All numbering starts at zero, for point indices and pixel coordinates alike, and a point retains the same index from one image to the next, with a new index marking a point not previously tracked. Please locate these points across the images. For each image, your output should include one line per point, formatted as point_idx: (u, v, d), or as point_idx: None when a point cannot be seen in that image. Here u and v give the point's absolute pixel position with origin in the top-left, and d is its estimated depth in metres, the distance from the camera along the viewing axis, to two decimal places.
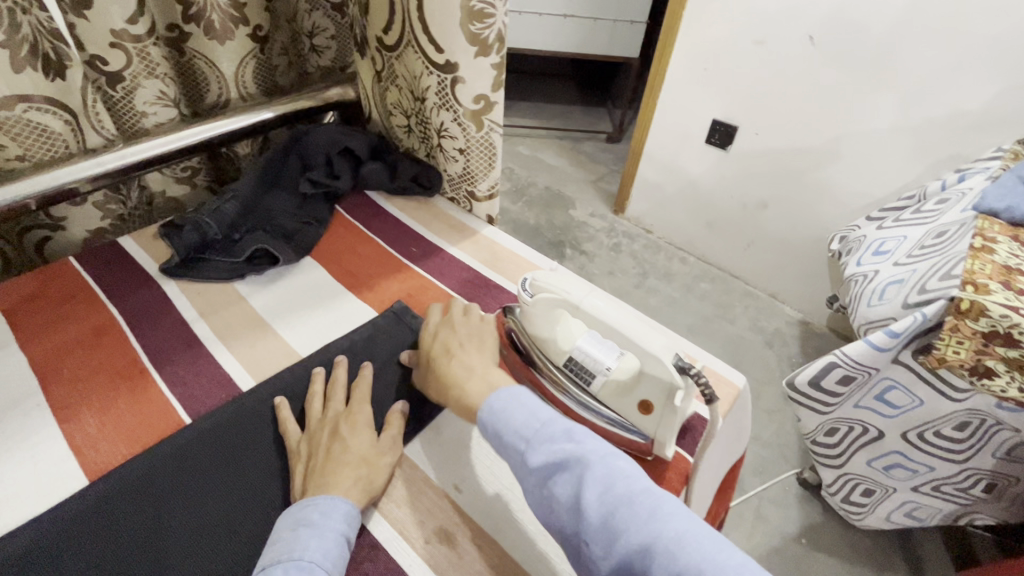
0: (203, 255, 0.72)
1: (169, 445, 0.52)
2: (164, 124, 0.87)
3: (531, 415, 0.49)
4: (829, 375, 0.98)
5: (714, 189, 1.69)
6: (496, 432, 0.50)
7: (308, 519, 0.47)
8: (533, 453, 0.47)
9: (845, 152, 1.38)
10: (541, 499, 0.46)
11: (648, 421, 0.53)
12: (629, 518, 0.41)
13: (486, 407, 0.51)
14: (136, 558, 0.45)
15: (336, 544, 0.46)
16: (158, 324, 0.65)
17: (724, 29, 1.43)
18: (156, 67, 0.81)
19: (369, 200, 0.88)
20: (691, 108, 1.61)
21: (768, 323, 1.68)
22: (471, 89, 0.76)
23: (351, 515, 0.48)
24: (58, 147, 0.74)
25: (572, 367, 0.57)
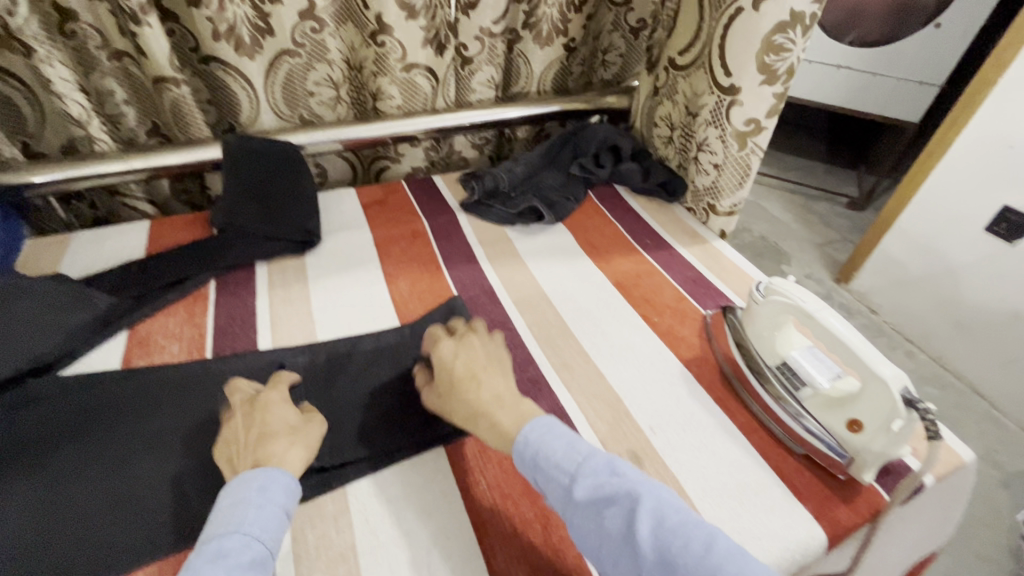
0: (489, 201, 0.93)
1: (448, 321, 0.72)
2: (483, 101, 1.09)
3: (570, 446, 0.49)
4: None
5: (979, 284, 1.45)
6: (534, 463, 0.49)
7: (250, 498, 0.46)
8: (582, 487, 0.46)
9: None
10: (589, 530, 0.45)
11: (854, 439, 0.55)
12: (683, 552, 0.41)
13: (520, 436, 0.51)
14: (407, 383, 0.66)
15: (276, 517, 0.47)
16: (452, 241, 0.88)
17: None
18: (495, 57, 1.03)
19: (617, 192, 1.02)
20: (976, 187, 1.40)
21: (1011, 460, 1.37)
22: (746, 111, 0.83)
23: (288, 489, 0.49)
24: (420, 100, 1.01)
25: (783, 370, 0.62)
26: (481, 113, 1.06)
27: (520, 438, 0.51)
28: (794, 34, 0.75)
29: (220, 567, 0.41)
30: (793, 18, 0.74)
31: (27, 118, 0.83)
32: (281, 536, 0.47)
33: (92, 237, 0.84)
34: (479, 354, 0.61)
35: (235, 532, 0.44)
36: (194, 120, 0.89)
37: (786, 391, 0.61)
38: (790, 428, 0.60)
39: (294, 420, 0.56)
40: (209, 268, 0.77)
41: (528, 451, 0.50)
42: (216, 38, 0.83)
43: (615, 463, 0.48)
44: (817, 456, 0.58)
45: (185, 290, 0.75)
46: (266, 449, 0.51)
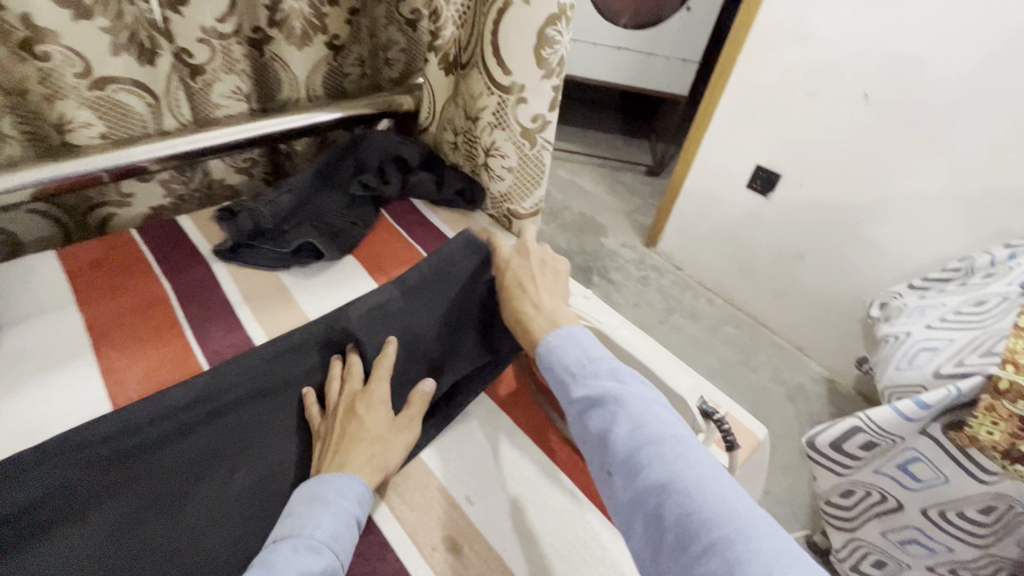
0: (253, 242, 0.76)
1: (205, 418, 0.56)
2: (233, 117, 0.90)
3: (582, 352, 0.51)
4: (851, 439, 0.99)
5: (750, 233, 1.68)
6: (549, 363, 0.52)
7: (324, 499, 0.51)
8: (584, 385, 0.49)
9: (890, 214, 1.37)
10: (581, 426, 0.48)
11: None
12: (655, 458, 0.42)
13: (544, 340, 0.54)
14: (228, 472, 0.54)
15: (344, 525, 0.50)
16: (209, 302, 0.69)
17: (780, 78, 1.43)
18: (235, 63, 0.84)
19: (413, 207, 0.91)
20: (736, 151, 1.61)
21: (791, 376, 1.65)
22: (531, 108, 0.79)
23: (363, 498, 0.53)
24: (133, 125, 0.79)
25: None
26: (231, 131, 0.86)
27: (547, 338, 0.54)
28: (562, 26, 0.74)
29: (293, 568, 0.45)
30: (560, 10, 0.72)
31: None
32: (348, 544, 0.50)
33: None
34: (535, 278, 0.65)
35: (308, 528, 0.49)
36: None
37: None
38: None
39: (382, 425, 0.59)
40: None
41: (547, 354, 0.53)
42: None
43: (621, 373, 0.49)
44: None
45: None
46: (352, 453, 0.56)
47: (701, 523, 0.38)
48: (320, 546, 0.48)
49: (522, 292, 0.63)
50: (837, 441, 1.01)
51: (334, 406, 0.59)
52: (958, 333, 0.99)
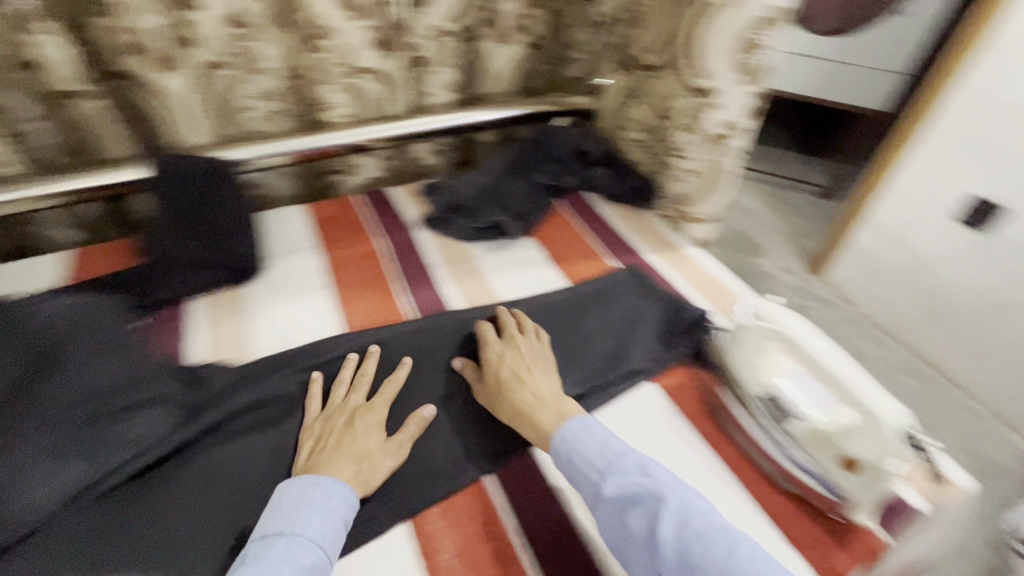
0: (450, 215, 0.86)
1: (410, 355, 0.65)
2: (442, 105, 1.02)
3: (604, 446, 0.53)
4: None
5: (950, 273, 1.44)
6: (568, 460, 0.53)
7: (313, 499, 0.51)
8: (612, 480, 0.51)
9: None
10: (614, 526, 0.49)
11: (850, 479, 0.51)
12: (703, 554, 0.44)
13: (557, 434, 0.56)
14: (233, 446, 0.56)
15: (338, 523, 0.50)
16: (411, 262, 0.80)
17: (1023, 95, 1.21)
18: (452, 58, 0.96)
19: (588, 199, 0.95)
20: (945, 176, 1.39)
21: (984, 448, 1.38)
22: (724, 114, 0.78)
23: (349, 500, 0.52)
24: (372, 108, 0.93)
25: (769, 401, 0.58)
26: (440, 119, 0.98)
27: (562, 431, 0.55)
28: (772, 31, 0.71)
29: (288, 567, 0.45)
30: (772, 15, 0.70)
31: None
32: (337, 543, 0.50)
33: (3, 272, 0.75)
34: (525, 359, 0.64)
35: (296, 529, 0.48)
36: (111, 137, 0.80)
37: (773, 421, 0.57)
38: (777, 465, 0.56)
39: (372, 444, 0.57)
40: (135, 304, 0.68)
41: (566, 447, 0.54)
42: (127, 52, 0.73)
43: (642, 463, 0.52)
44: (808, 496, 0.54)
45: None
46: (335, 457, 0.55)
47: None
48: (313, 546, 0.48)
49: (524, 373, 0.62)
50: None
51: (333, 412, 0.60)
52: None
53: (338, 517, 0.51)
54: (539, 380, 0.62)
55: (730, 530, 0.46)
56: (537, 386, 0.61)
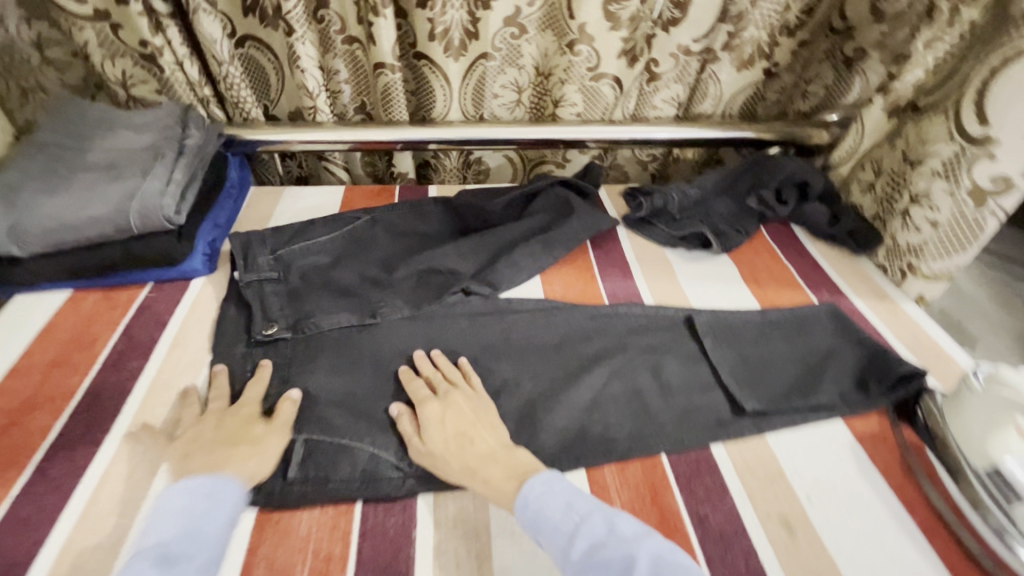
0: (652, 220, 0.90)
1: (602, 331, 0.72)
2: (660, 117, 1.08)
3: (568, 507, 0.49)
4: None
5: None
6: (533, 519, 0.49)
7: (190, 502, 0.49)
8: (576, 562, 0.46)
9: None
10: None
11: None
12: None
13: (522, 490, 0.51)
14: (378, 364, 0.67)
15: (203, 504, 0.50)
16: (609, 252, 0.86)
17: None
18: (684, 76, 1.01)
19: (792, 232, 0.94)
20: None
21: None
22: (995, 167, 0.70)
23: (230, 503, 0.51)
24: (599, 110, 1.03)
25: (993, 478, 0.53)
26: (657, 131, 1.04)
27: (518, 501, 0.51)
28: None
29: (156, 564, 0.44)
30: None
31: (271, 84, 0.97)
32: (218, 529, 0.49)
33: (297, 194, 0.97)
34: (468, 415, 0.59)
35: (179, 533, 0.47)
36: (398, 104, 0.98)
37: (992, 501, 0.53)
38: (987, 546, 0.52)
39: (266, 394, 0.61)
40: (379, 232, 0.82)
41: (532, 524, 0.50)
42: (431, 38, 0.90)
43: (607, 517, 0.49)
44: None
45: (364, 260, 0.79)
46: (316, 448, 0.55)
47: None
48: (193, 539, 0.47)
49: (468, 431, 0.58)
50: None
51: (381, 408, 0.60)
52: None
53: (204, 502, 0.50)
54: (486, 438, 0.57)
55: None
56: (453, 421, 0.58)
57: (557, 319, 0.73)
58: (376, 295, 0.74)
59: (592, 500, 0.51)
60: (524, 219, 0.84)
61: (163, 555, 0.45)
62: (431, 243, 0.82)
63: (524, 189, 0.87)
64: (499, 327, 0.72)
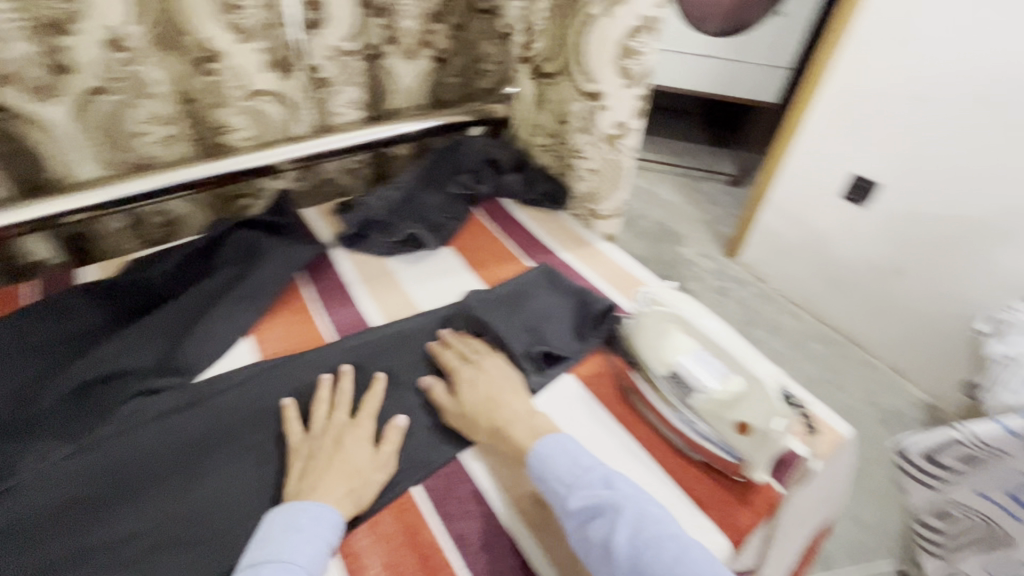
0: (365, 233, 0.85)
1: (328, 370, 0.66)
2: (347, 123, 1.04)
3: (573, 461, 0.54)
4: (946, 451, 0.95)
5: (831, 254, 1.82)
6: (540, 472, 0.54)
7: (298, 523, 0.51)
8: (571, 510, 0.50)
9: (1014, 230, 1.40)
10: (580, 536, 0.49)
11: (744, 441, 0.55)
12: (654, 561, 0.45)
13: (533, 447, 0.56)
14: (40, 534, 0.52)
15: (310, 523, 0.51)
16: (326, 282, 0.80)
17: (914, 87, 1.47)
18: (354, 77, 0.99)
19: (501, 206, 0.98)
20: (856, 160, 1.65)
21: (885, 399, 1.69)
22: (613, 116, 0.83)
23: (336, 525, 0.52)
24: (274, 129, 0.95)
25: (673, 379, 0.60)
26: (346, 138, 0.99)
27: (531, 453, 0.55)
28: (647, 38, 0.75)
29: None
30: (643, 23, 0.73)
31: None
32: (324, 555, 0.50)
33: None
34: (499, 379, 0.64)
35: (284, 553, 0.49)
36: None
37: (677, 398, 0.60)
38: (687, 438, 0.60)
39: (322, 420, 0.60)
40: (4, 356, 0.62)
41: (539, 474, 0.54)
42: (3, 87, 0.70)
43: (606, 473, 0.53)
44: (713, 461, 0.59)
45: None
46: (325, 482, 0.55)
47: None
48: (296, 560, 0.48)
49: (501, 395, 0.62)
50: (930, 451, 0.97)
51: (321, 430, 0.60)
52: None
53: (304, 527, 0.51)
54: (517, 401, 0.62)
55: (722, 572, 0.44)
56: (490, 385, 0.63)
57: (278, 377, 0.65)
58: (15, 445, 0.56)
59: (599, 457, 0.54)
60: (212, 279, 0.73)
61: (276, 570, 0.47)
62: (92, 345, 0.65)
63: (186, 248, 0.74)
64: (205, 415, 0.61)
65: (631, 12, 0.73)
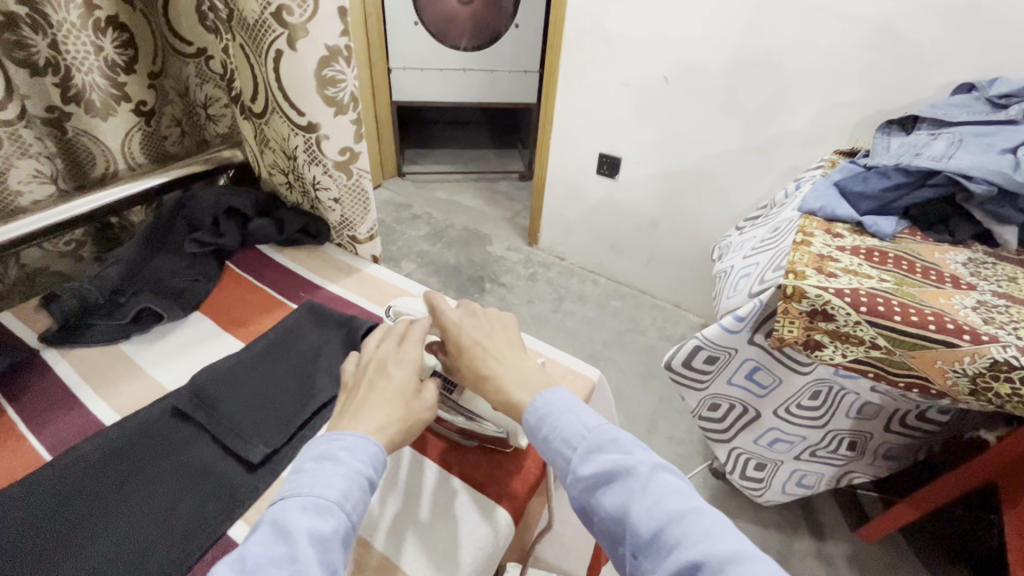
0: (86, 321, 0.75)
1: (46, 485, 0.56)
2: (41, 200, 0.91)
3: (576, 423, 0.53)
4: (696, 356, 1.18)
5: (606, 221, 2.09)
6: (543, 433, 0.54)
7: (335, 453, 0.50)
8: (578, 473, 0.51)
9: (717, 174, 1.75)
10: (589, 498, 0.50)
11: (499, 412, 0.64)
12: (677, 534, 0.45)
13: (534, 410, 0.56)
14: None
15: (342, 463, 0.49)
16: (36, 390, 0.67)
17: (620, 77, 1.76)
18: (28, 147, 0.86)
19: (259, 253, 0.93)
20: (593, 141, 1.94)
21: (675, 330, 2.02)
22: (336, 143, 0.83)
23: (376, 457, 0.51)
24: None
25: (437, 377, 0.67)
26: (37, 220, 0.84)
27: (531, 414, 0.56)
28: (340, 65, 0.78)
29: (301, 527, 0.44)
30: (330, 52, 0.76)
31: None
32: (360, 500, 0.48)
33: None
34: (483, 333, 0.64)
35: (317, 492, 0.46)
36: None
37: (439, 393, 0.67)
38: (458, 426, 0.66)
39: (380, 366, 0.60)
40: None
41: (539, 429, 0.55)
42: None
43: (621, 440, 0.52)
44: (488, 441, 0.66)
45: None
46: (366, 408, 0.55)
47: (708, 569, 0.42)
48: (326, 506, 0.46)
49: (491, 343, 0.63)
50: (686, 359, 1.19)
51: (365, 360, 0.62)
52: (760, 256, 1.21)
53: (345, 469, 0.49)
54: (511, 348, 0.64)
55: (720, 547, 0.43)
56: (481, 341, 0.63)
57: None
58: None
59: (616, 428, 0.53)
60: None
61: (308, 509, 0.45)
62: None
63: None
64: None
65: (309, 44, 0.74)
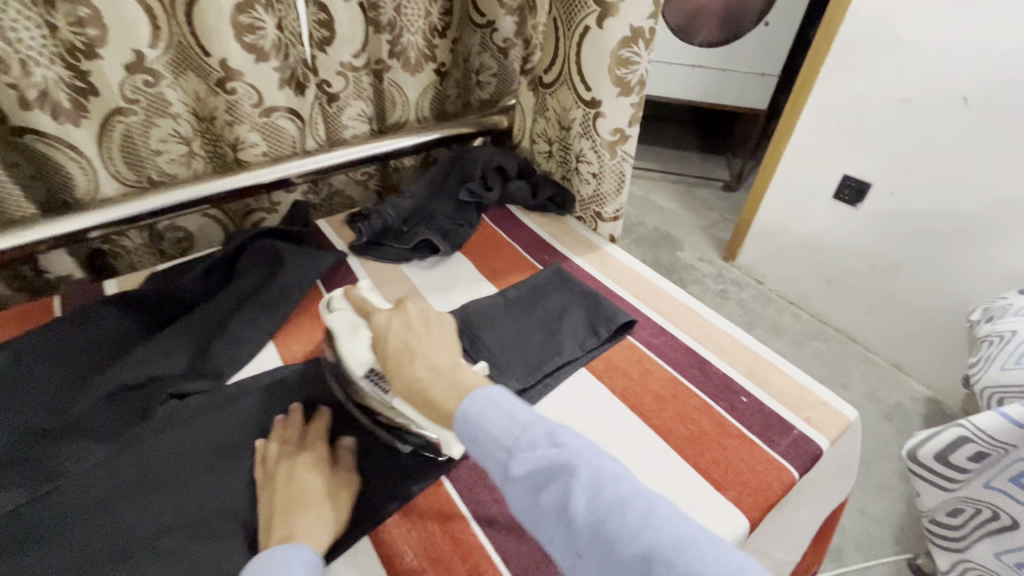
0: (380, 241, 0.89)
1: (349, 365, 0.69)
2: (357, 136, 1.09)
3: (509, 420, 0.46)
4: (959, 449, 0.97)
5: (828, 251, 1.84)
6: (474, 439, 0.46)
7: (274, 567, 0.47)
8: (517, 479, 0.43)
9: (1009, 224, 1.41)
10: (531, 505, 0.43)
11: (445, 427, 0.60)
12: (620, 525, 0.40)
13: (463, 411, 0.48)
14: (71, 531, 0.52)
15: (292, 570, 0.47)
16: (344, 285, 0.83)
17: (898, 91, 1.51)
18: (362, 91, 1.04)
19: (509, 212, 1.01)
20: (838, 160, 1.70)
21: (887, 394, 1.72)
22: (610, 122, 0.87)
23: (315, 560, 0.49)
24: (287, 144, 0.97)
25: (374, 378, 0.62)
26: (356, 150, 1.04)
27: (464, 416, 0.48)
28: (638, 48, 0.79)
29: None
30: (633, 33, 0.78)
31: None
32: None
33: None
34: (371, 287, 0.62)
35: None
36: None
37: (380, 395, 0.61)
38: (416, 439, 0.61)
39: (280, 474, 0.56)
40: (32, 349, 0.65)
41: (472, 432, 0.47)
42: (26, 107, 0.74)
43: (556, 432, 0.45)
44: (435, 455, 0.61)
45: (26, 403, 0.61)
46: (299, 520, 0.52)
47: (661, 561, 0.38)
48: None
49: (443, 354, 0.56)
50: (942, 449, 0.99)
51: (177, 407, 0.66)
52: None
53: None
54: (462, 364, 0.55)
55: (680, 537, 0.39)
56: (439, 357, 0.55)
57: (302, 376, 0.68)
58: (49, 451, 0.57)
59: (539, 417, 0.47)
60: (234, 284, 0.77)
61: None
62: (121, 352, 0.69)
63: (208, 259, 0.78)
64: (235, 416, 0.62)
65: (621, 23, 0.77)
